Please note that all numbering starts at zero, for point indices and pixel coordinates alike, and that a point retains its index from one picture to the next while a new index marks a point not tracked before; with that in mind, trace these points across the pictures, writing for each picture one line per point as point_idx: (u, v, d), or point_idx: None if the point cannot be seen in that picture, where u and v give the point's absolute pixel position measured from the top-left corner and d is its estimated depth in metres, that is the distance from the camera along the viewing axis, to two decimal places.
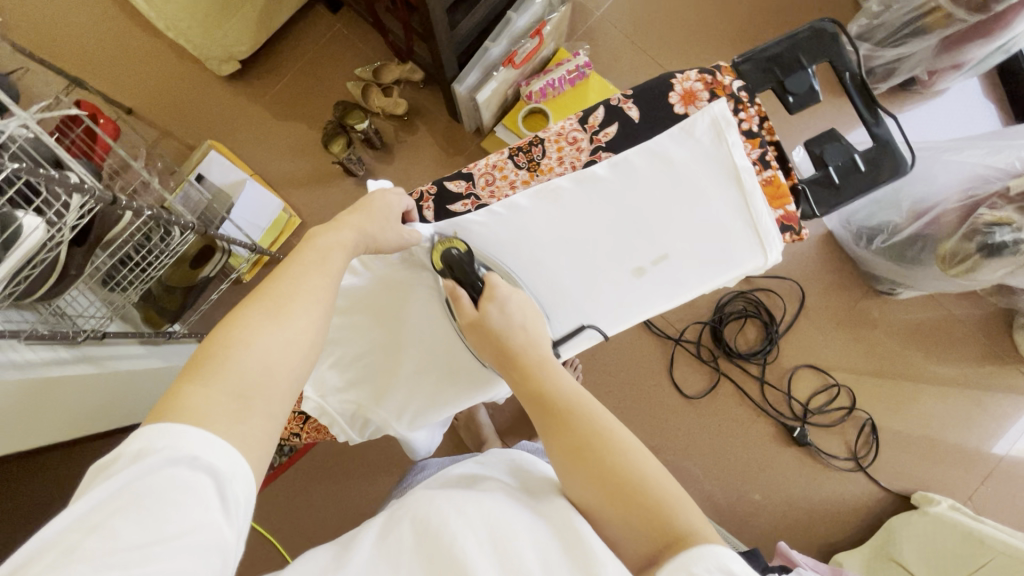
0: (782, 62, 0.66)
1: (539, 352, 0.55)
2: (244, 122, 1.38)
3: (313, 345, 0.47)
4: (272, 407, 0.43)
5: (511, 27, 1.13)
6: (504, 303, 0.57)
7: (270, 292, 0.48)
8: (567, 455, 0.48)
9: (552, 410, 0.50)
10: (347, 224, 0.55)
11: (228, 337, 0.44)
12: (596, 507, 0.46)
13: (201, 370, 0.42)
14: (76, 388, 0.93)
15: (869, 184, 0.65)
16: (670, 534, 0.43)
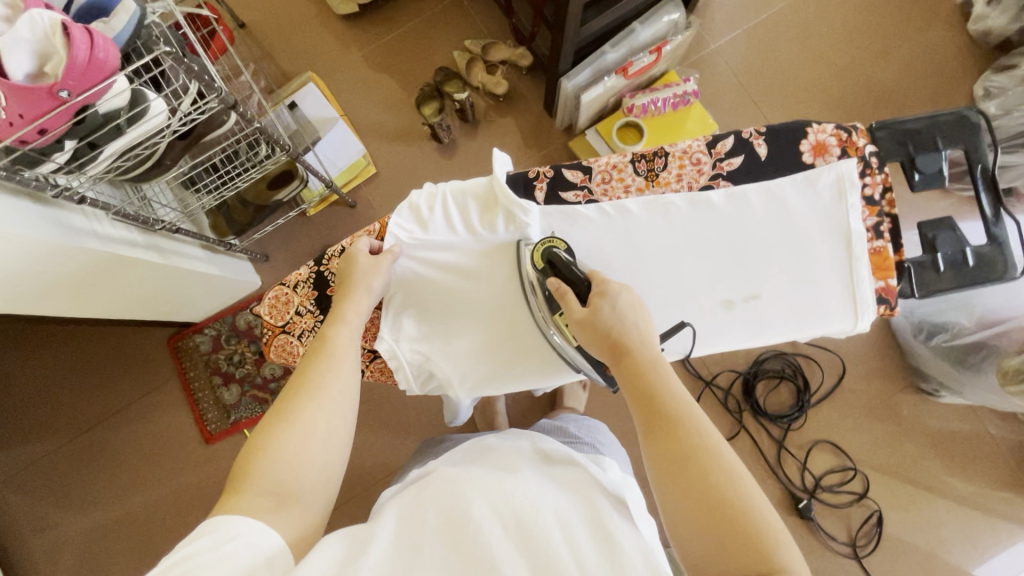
0: (918, 138, 0.66)
1: (652, 352, 0.55)
2: (346, 64, 1.40)
3: (329, 434, 0.53)
4: (305, 500, 0.50)
5: (633, 38, 1.15)
6: (616, 300, 0.57)
7: (293, 394, 0.55)
8: (669, 468, 0.49)
9: (658, 419, 0.52)
10: (343, 316, 0.59)
11: (257, 450, 0.51)
12: (686, 518, 0.48)
13: (241, 485, 0.49)
14: (138, 272, 0.95)
15: (973, 280, 0.65)
16: (764, 563, 0.44)
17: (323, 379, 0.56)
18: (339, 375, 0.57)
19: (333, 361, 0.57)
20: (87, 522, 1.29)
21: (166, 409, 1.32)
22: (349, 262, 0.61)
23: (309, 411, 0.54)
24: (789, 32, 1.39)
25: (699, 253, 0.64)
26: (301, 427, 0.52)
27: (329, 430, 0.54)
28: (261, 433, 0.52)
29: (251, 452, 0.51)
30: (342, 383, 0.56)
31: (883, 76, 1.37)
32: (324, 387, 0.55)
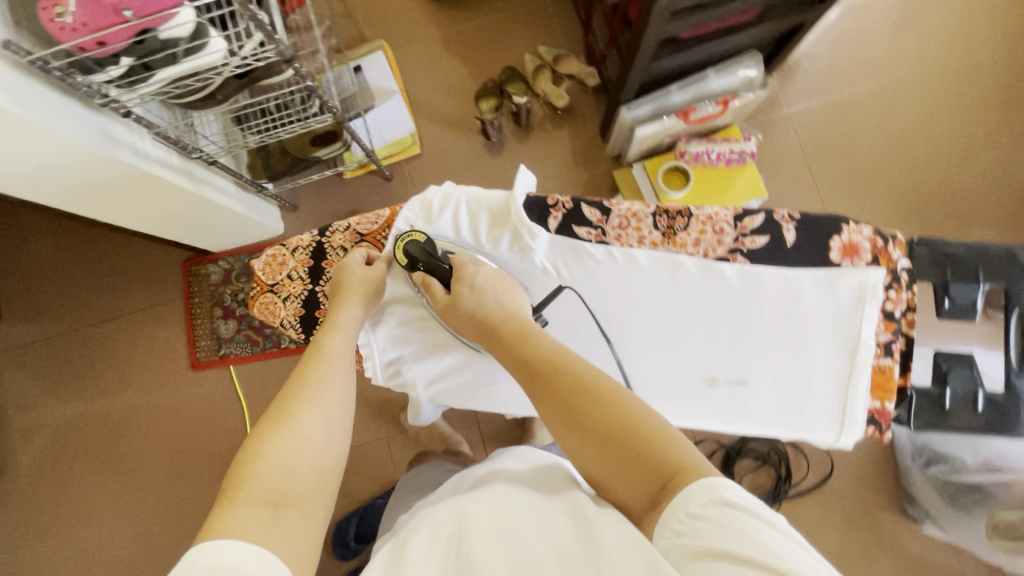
0: (959, 265, 0.62)
1: (519, 320, 0.57)
2: (420, 41, 1.41)
3: (326, 438, 0.53)
4: (304, 506, 0.48)
5: (703, 84, 1.11)
6: (474, 282, 0.58)
7: (285, 401, 0.54)
8: (561, 421, 0.50)
9: (538, 375, 0.52)
10: (336, 323, 0.59)
11: (253, 456, 0.50)
12: (595, 462, 0.47)
13: (234, 493, 0.47)
14: (167, 193, 0.97)
15: (976, 424, 0.62)
16: (666, 471, 0.43)
17: (318, 386, 0.56)
18: (336, 380, 0.56)
19: (329, 366, 0.57)
20: (68, 409, 1.35)
21: (165, 325, 1.36)
22: (343, 271, 0.60)
23: (304, 417, 0.53)
24: (867, 116, 1.33)
25: (699, 324, 0.62)
26: (298, 430, 0.52)
27: (327, 433, 0.54)
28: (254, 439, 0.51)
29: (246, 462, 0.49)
30: (338, 389, 0.56)
31: (954, 185, 1.30)
32: (318, 393, 0.55)
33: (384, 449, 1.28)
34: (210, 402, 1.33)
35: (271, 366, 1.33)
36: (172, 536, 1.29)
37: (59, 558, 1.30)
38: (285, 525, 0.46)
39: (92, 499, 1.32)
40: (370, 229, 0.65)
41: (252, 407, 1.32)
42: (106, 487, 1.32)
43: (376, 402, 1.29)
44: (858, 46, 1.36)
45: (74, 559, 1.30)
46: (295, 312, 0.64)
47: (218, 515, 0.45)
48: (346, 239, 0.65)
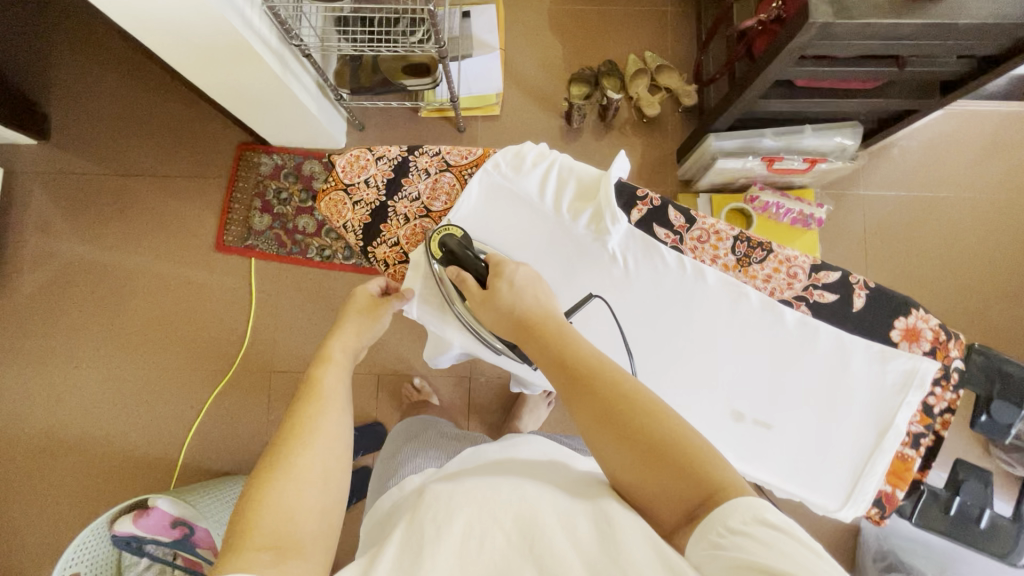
0: (1008, 384, 0.62)
1: (557, 321, 0.52)
2: (532, 8, 1.41)
3: (326, 478, 0.47)
4: (307, 550, 0.42)
5: (798, 138, 1.10)
6: (513, 280, 0.55)
7: (284, 439, 0.48)
8: (593, 427, 0.45)
9: (575, 379, 0.47)
10: (328, 354, 0.56)
11: (247, 505, 0.43)
12: (629, 473, 0.43)
13: (237, 542, 0.41)
14: (256, 69, 0.97)
15: (971, 541, 0.62)
16: (704, 488, 0.39)
17: (319, 419, 0.50)
18: (333, 411, 0.51)
19: (326, 402, 0.52)
20: (85, 249, 1.36)
21: (202, 199, 1.36)
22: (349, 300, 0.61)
23: (303, 454, 0.47)
24: (936, 224, 1.32)
25: (747, 360, 0.61)
26: (296, 472, 0.46)
27: (328, 467, 0.48)
28: (253, 483, 0.45)
29: (240, 514, 0.43)
30: (337, 420, 0.51)
31: (996, 315, 1.30)
32: (317, 427, 0.49)
33: (372, 384, 1.29)
34: (222, 287, 1.33)
35: (291, 272, 1.33)
36: (146, 401, 1.30)
37: (33, 386, 1.31)
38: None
39: (82, 341, 1.33)
40: (458, 161, 0.64)
41: (260, 304, 1.32)
42: (99, 334, 1.33)
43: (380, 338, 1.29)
44: (950, 153, 1.34)
45: (47, 391, 1.31)
46: (363, 218, 0.64)
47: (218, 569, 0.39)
48: (432, 164, 0.64)
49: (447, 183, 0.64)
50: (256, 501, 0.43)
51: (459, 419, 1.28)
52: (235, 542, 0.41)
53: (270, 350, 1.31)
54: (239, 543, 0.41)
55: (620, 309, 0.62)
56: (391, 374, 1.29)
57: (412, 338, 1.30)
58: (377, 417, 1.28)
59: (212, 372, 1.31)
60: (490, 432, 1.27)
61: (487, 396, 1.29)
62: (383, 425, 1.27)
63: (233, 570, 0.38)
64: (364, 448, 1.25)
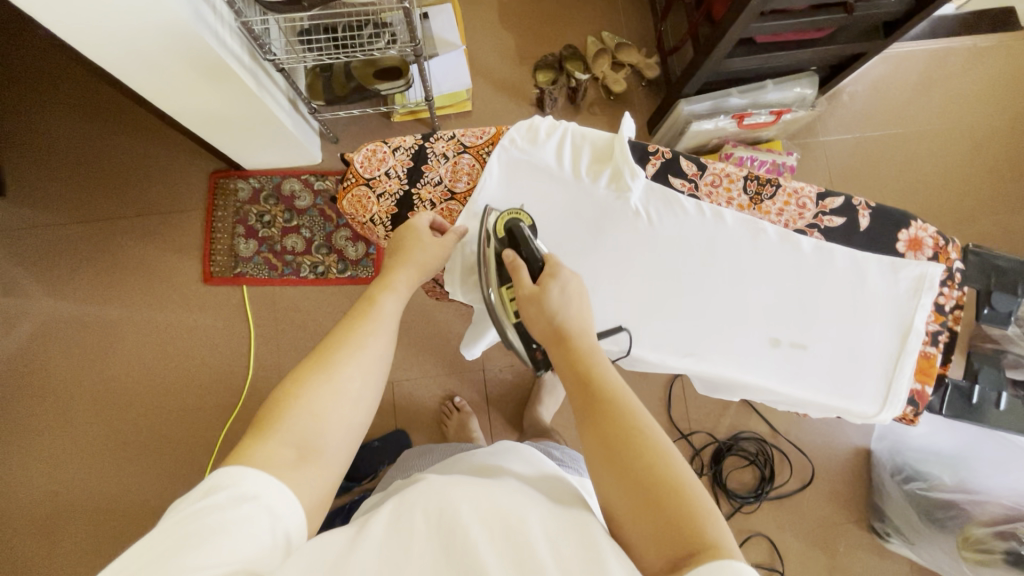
0: (1003, 276, 0.68)
1: (591, 342, 0.54)
2: (486, 3, 1.43)
3: (360, 398, 0.51)
4: (325, 459, 0.47)
5: (762, 93, 1.17)
6: (566, 283, 0.57)
7: (329, 348, 0.52)
8: (603, 454, 0.46)
9: (594, 401, 0.49)
10: (391, 283, 0.58)
11: (283, 400, 0.48)
12: (621, 505, 0.44)
13: (267, 430, 0.46)
14: (231, 89, 0.95)
15: (996, 423, 0.67)
16: (695, 544, 0.40)
17: (362, 340, 0.53)
18: (378, 338, 0.54)
19: (375, 326, 0.55)
20: (61, 304, 1.29)
21: (181, 235, 1.32)
22: (413, 233, 0.61)
23: (346, 368, 0.51)
24: (891, 160, 1.42)
25: (770, 291, 0.65)
26: (335, 383, 0.50)
27: (362, 393, 0.51)
28: (295, 375, 0.50)
29: (272, 404, 0.48)
30: (381, 345, 0.54)
31: (957, 234, 1.40)
32: (360, 347, 0.53)
33: (387, 392, 1.28)
34: (214, 321, 1.30)
35: (286, 294, 1.30)
36: (152, 451, 1.25)
37: (26, 456, 1.24)
38: (306, 476, 0.45)
39: (72, 399, 1.26)
40: (474, 142, 0.66)
41: (259, 331, 1.29)
42: (89, 388, 1.27)
43: None
44: (893, 93, 1.44)
45: (41, 458, 1.24)
46: (390, 210, 0.65)
47: (246, 450, 0.45)
48: (449, 147, 0.66)
49: (467, 164, 0.66)
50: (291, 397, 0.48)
51: (479, 414, 1.28)
52: (266, 426, 0.46)
53: (277, 376, 1.28)
54: (269, 428, 0.46)
55: (647, 259, 0.65)
56: (405, 380, 1.29)
57: (421, 340, 1.30)
58: (398, 425, 1.27)
59: (218, 408, 1.27)
60: (511, 420, 1.29)
61: (503, 386, 1.30)
62: (404, 432, 1.26)
63: (259, 461, 0.44)
64: (391, 457, 1.24)
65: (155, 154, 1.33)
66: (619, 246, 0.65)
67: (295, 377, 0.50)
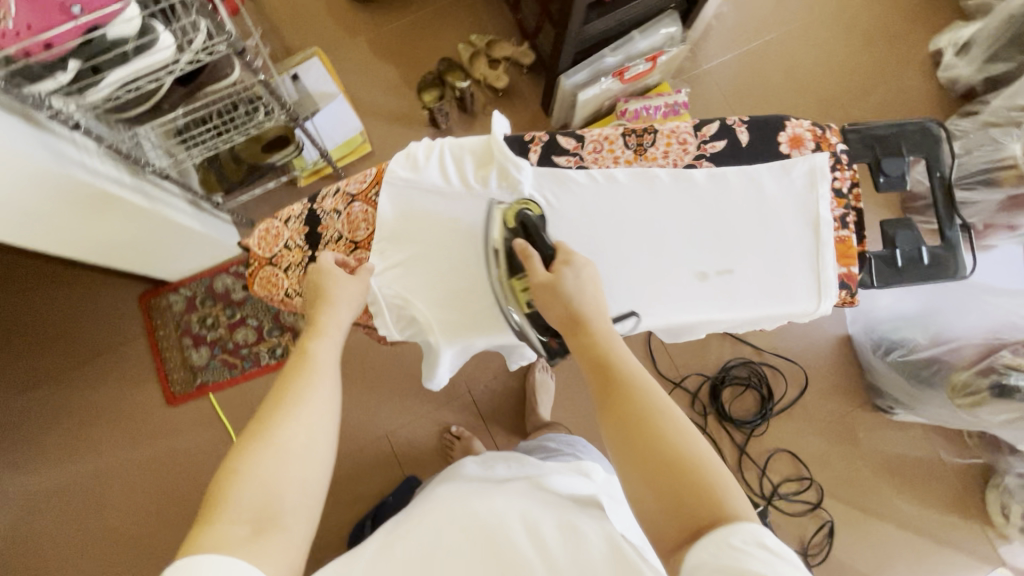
0: (883, 144, 0.72)
1: (607, 330, 0.59)
2: (352, 45, 1.44)
3: (309, 446, 0.52)
4: (286, 520, 0.47)
5: (631, 45, 1.20)
6: (578, 268, 0.60)
7: (263, 417, 0.52)
8: (628, 437, 0.52)
9: (612, 386, 0.56)
10: (321, 327, 0.60)
11: (228, 477, 0.48)
12: (643, 476, 0.50)
13: (212, 516, 0.46)
14: (123, 211, 0.94)
15: (925, 277, 0.70)
16: (712, 511, 0.46)
17: (299, 397, 0.54)
18: (318, 390, 0.55)
19: (313, 380, 0.56)
20: (33, 478, 1.25)
21: (131, 368, 1.29)
22: (325, 276, 0.62)
23: (286, 428, 0.52)
24: (776, 63, 1.47)
25: (684, 228, 0.67)
26: (279, 445, 0.50)
27: (309, 443, 0.52)
28: (228, 460, 0.50)
29: (217, 485, 0.48)
30: (320, 398, 0.55)
31: (859, 112, 1.46)
32: (300, 403, 0.53)
33: (386, 446, 1.27)
34: (194, 440, 1.27)
35: (254, 387, 1.29)
36: None
37: None
38: (270, 548, 0.45)
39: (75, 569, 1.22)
40: (360, 188, 0.67)
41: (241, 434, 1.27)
42: (91, 550, 1.23)
43: (371, 400, 1.28)
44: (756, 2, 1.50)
45: None
46: (301, 279, 0.65)
47: (196, 538, 0.44)
48: (338, 201, 0.66)
49: (360, 211, 0.66)
50: (228, 479, 0.48)
51: (481, 434, 1.28)
52: (212, 510, 0.46)
53: None
54: (214, 512, 0.46)
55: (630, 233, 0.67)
56: (398, 428, 1.28)
57: (402, 385, 1.29)
58: (407, 473, 1.26)
59: None
60: (511, 428, 1.29)
61: (493, 400, 1.30)
62: (416, 478, 1.25)
63: (213, 544, 0.43)
64: None
65: (80, 300, 1.30)
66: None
67: (229, 459, 0.50)
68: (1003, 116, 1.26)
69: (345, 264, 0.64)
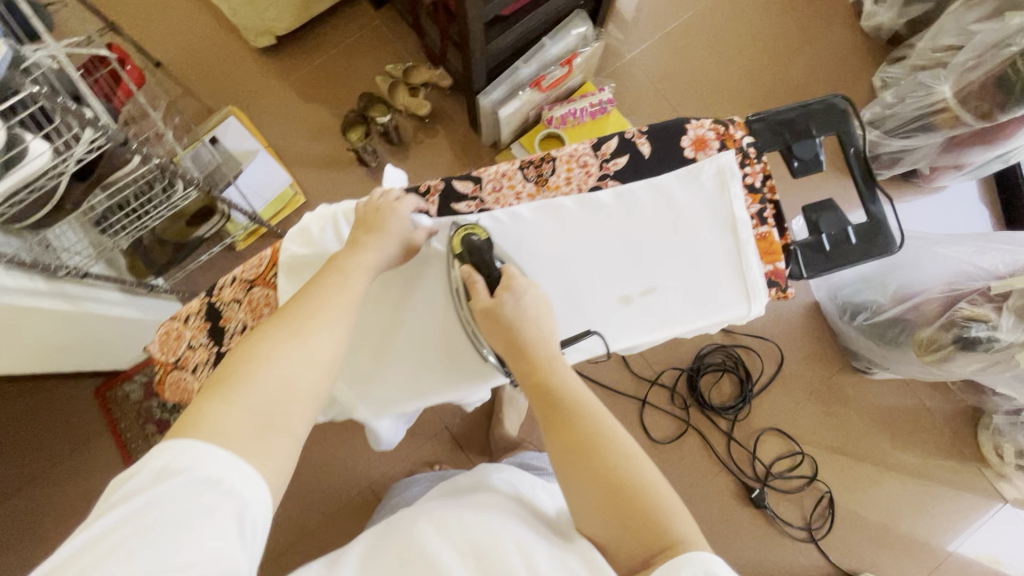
0: (793, 127, 0.69)
1: (548, 348, 0.58)
2: (268, 96, 1.40)
3: (333, 361, 0.52)
4: (292, 425, 0.48)
5: (544, 52, 1.18)
6: (519, 295, 0.59)
7: (292, 312, 0.53)
8: (574, 463, 0.50)
9: (553, 412, 0.53)
10: (360, 261, 0.58)
11: (256, 359, 0.49)
12: (590, 507, 0.49)
13: (229, 389, 0.47)
14: (45, 320, 0.90)
15: (855, 257, 0.67)
16: (662, 541, 0.45)
17: (336, 311, 0.54)
18: (347, 313, 0.55)
19: (349, 299, 0.56)
20: None
21: (96, 467, 1.24)
22: (379, 212, 0.61)
23: (316, 334, 0.52)
24: (699, 40, 1.45)
25: (587, 256, 0.65)
26: (306, 347, 0.51)
27: (334, 358, 0.53)
28: (257, 337, 0.51)
29: (241, 362, 0.50)
30: (351, 317, 0.55)
31: (790, 74, 1.44)
32: (331, 317, 0.54)
33: (370, 498, 1.24)
34: None
35: None
36: None
37: None
38: (273, 444, 0.46)
39: None
40: (257, 272, 0.64)
41: None
42: None
43: (348, 454, 1.26)
44: None
45: None
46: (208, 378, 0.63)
47: (204, 410, 0.46)
48: (236, 289, 0.64)
49: (260, 295, 0.63)
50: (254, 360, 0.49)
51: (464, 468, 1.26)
52: (222, 387, 0.48)
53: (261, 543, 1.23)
54: (227, 387, 0.48)
55: (550, 266, 0.65)
56: (380, 476, 1.25)
57: None
58: None
59: None
60: None
61: (471, 431, 1.28)
62: None
63: (222, 429, 0.45)
64: None
65: (34, 406, 1.26)
66: (431, 291, 0.67)
67: (255, 339, 0.51)
68: (929, 57, 1.24)
69: (414, 239, 0.62)
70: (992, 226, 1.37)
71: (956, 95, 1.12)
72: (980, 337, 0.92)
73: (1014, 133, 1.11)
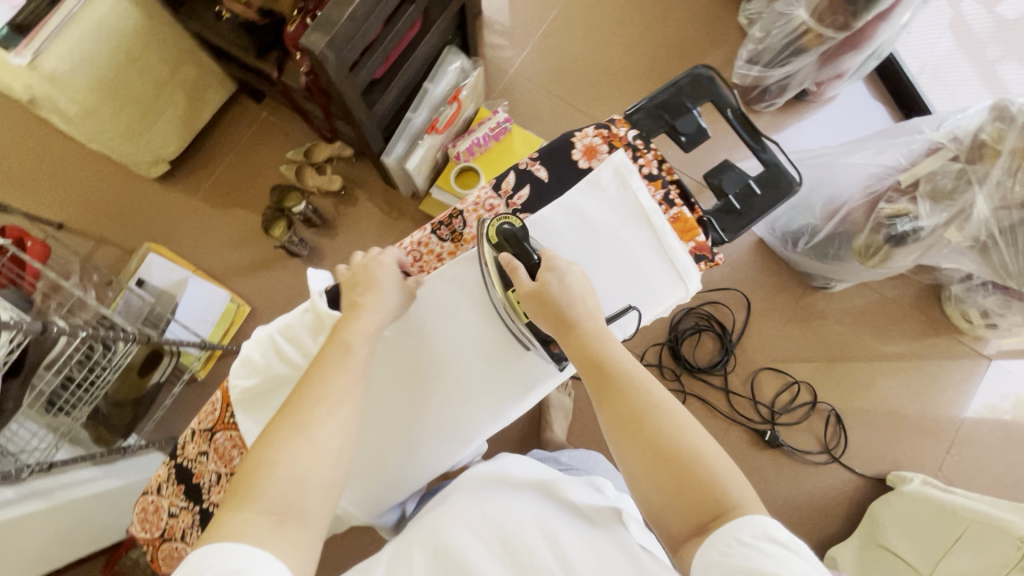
0: (669, 107, 0.72)
1: (596, 323, 0.59)
2: (181, 221, 1.38)
3: (338, 450, 0.51)
4: (308, 517, 0.48)
5: (430, 96, 1.21)
6: (563, 277, 0.61)
7: (293, 405, 0.53)
8: (625, 431, 0.51)
9: (607, 385, 0.54)
10: (351, 323, 0.60)
11: (262, 463, 0.48)
12: (647, 475, 0.49)
13: (246, 494, 0.47)
14: (29, 525, 0.87)
15: (766, 206, 0.70)
16: (718, 506, 0.46)
17: (341, 387, 0.54)
18: (347, 382, 0.55)
19: (352, 366, 0.57)
20: None
21: None
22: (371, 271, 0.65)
23: (322, 419, 0.52)
24: (571, 34, 1.49)
25: (599, 259, 0.68)
26: (312, 435, 0.51)
27: (340, 445, 0.52)
28: (262, 438, 0.50)
29: (253, 464, 0.49)
30: (356, 389, 0.55)
31: (664, 38, 1.49)
32: (329, 397, 0.53)
33: None
34: None
35: None
36: None
37: None
38: (291, 536, 0.46)
39: None
40: (214, 419, 0.65)
41: None
42: None
43: None
44: None
45: None
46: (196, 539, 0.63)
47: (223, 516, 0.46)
48: (200, 442, 0.65)
49: (223, 440, 0.64)
50: (260, 462, 0.48)
51: None
52: (239, 495, 0.47)
53: None
54: (242, 494, 0.47)
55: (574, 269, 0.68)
56: None
57: None
58: None
59: None
60: None
61: None
62: None
63: (237, 533, 0.44)
64: None
65: None
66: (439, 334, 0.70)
67: (260, 441, 0.50)
68: None
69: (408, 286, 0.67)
70: (889, 116, 1.45)
71: (812, 16, 1.17)
72: (907, 230, 0.97)
73: (875, 32, 1.17)
